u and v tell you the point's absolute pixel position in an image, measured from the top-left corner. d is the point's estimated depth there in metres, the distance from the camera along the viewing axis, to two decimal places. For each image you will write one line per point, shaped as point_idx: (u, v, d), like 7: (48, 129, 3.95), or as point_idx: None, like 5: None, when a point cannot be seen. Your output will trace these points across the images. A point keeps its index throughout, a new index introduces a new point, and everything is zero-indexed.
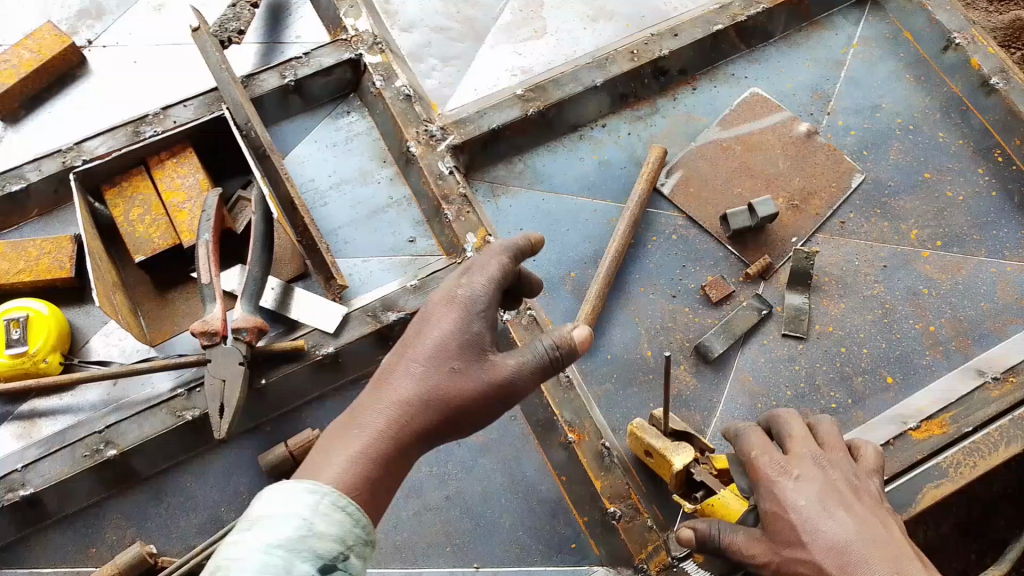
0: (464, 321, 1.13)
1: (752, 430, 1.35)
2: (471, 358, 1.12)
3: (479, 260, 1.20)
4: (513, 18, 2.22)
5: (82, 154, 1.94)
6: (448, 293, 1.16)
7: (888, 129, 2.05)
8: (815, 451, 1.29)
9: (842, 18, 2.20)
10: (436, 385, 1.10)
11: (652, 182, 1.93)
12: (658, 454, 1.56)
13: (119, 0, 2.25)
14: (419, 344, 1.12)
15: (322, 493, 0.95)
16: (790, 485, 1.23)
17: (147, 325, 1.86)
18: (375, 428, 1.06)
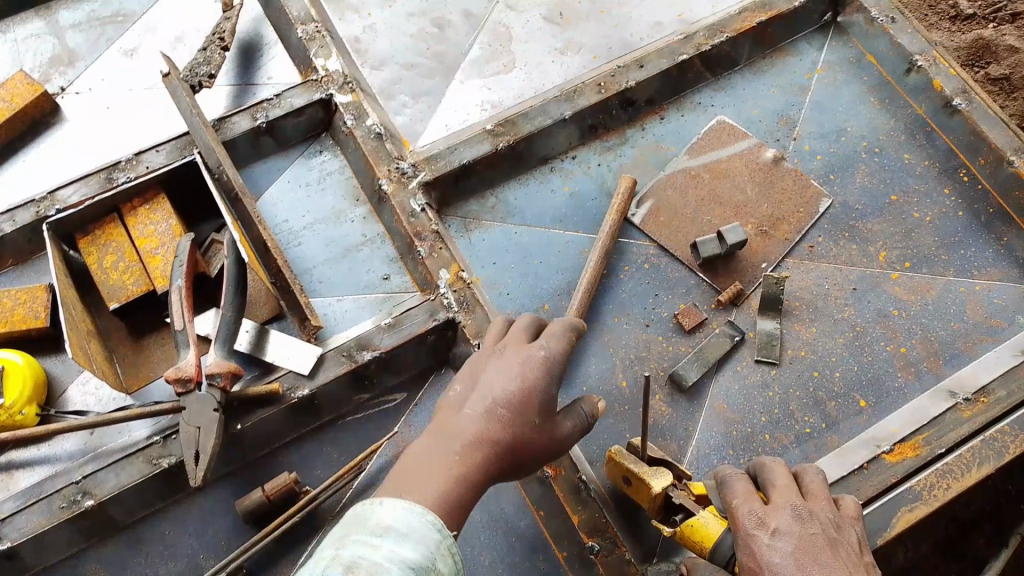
0: (545, 382, 1.29)
1: (738, 476, 1.37)
2: (543, 416, 1.29)
3: (555, 328, 1.37)
4: (482, 53, 2.25)
5: (56, 203, 1.92)
6: (532, 351, 1.31)
7: (854, 152, 2.08)
8: (795, 503, 1.27)
9: (806, 44, 2.23)
10: (519, 435, 1.25)
11: (622, 214, 1.95)
12: (637, 478, 1.54)
13: (91, 46, 2.27)
14: (510, 393, 1.26)
15: (444, 534, 1.10)
16: (765, 540, 1.23)
17: (122, 370, 1.87)
18: (459, 466, 1.20)
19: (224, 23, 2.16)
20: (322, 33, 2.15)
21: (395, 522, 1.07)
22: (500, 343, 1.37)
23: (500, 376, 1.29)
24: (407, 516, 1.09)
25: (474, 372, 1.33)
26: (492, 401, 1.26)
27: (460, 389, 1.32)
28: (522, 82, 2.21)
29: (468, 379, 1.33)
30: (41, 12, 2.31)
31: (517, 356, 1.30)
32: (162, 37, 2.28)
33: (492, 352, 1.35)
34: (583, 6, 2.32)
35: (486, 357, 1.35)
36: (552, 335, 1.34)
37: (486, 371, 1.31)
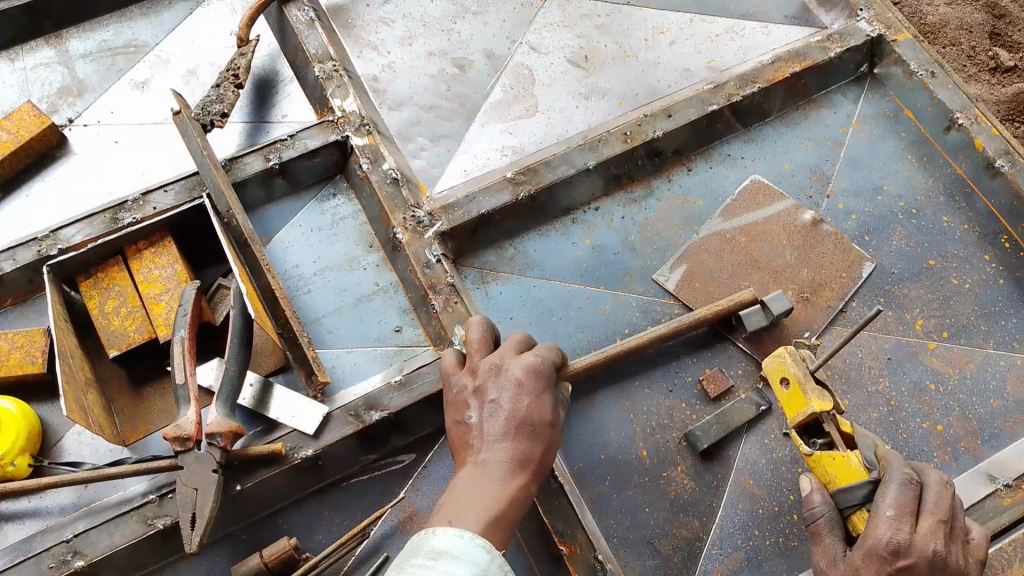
0: (543, 395, 1.43)
1: (904, 486, 1.33)
2: (549, 426, 1.43)
3: (541, 345, 1.52)
4: (504, 95, 2.18)
5: (58, 242, 1.88)
6: (530, 368, 1.44)
7: (891, 213, 1.99)
8: (937, 547, 1.30)
9: (840, 96, 2.14)
10: (540, 447, 1.40)
11: (717, 314, 1.78)
12: (797, 388, 1.48)
13: (101, 77, 2.21)
14: (527, 410, 1.40)
15: (493, 554, 1.20)
16: (889, 568, 1.29)
17: (121, 421, 1.78)
18: (505, 488, 1.33)
19: (239, 58, 2.10)
20: (339, 71, 2.10)
21: (449, 546, 1.18)
22: (497, 356, 1.47)
23: (510, 396, 1.41)
24: (459, 540, 1.19)
25: (483, 393, 1.43)
26: (514, 422, 1.39)
27: (476, 412, 1.42)
28: (544, 126, 2.13)
29: (479, 401, 1.42)
30: (50, 40, 2.25)
31: (519, 370, 1.42)
32: (174, 70, 2.21)
33: (491, 369, 1.44)
34: (608, 50, 2.24)
35: (486, 375, 1.44)
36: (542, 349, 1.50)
37: (495, 392, 1.42)
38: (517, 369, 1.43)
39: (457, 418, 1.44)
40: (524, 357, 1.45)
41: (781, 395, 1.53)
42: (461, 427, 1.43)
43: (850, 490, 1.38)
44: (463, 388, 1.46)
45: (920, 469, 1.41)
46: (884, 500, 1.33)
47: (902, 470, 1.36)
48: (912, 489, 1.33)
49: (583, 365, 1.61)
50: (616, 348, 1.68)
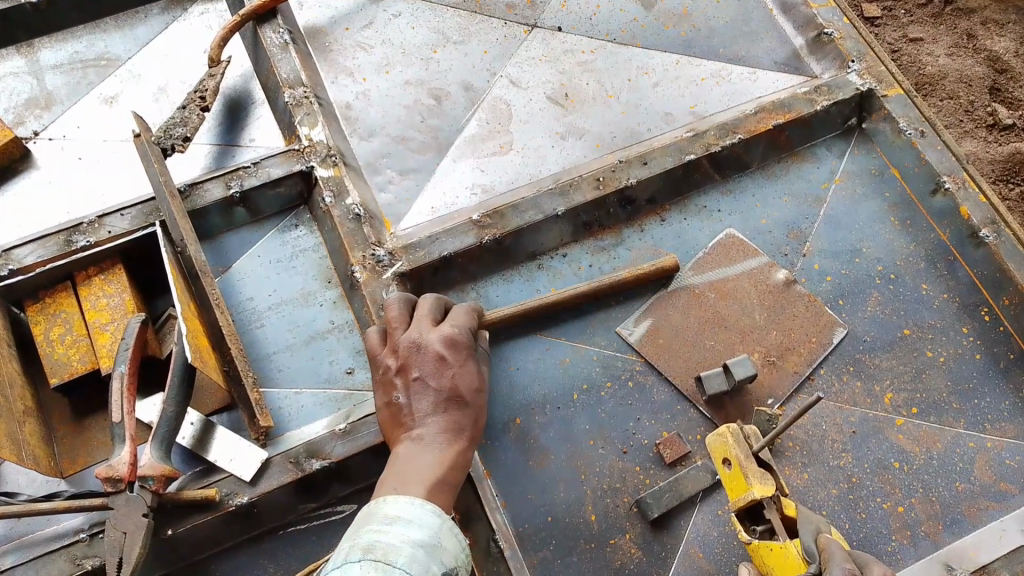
0: (464, 365, 1.61)
1: None
2: (474, 391, 1.60)
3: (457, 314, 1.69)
4: (479, 130, 2.12)
5: (9, 262, 1.84)
6: (450, 340, 1.61)
7: (868, 277, 1.92)
8: None
9: (826, 150, 2.07)
10: (468, 414, 1.57)
11: (637, 278, 1.86)
12: (738, 472, 1.42)
13: (70, 90, 2.17)
14: (451, 382, 1.57)
15: (443, 519, 1.30)
16: None
17: (60, 452, 1.74)
18: (444, 453, 1.50)
19: (207, 80, 2.04)
20: (310, 98, 2.04)
21: (401, 512, 1.26)
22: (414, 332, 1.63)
23: (433, 372, 1.56)
24: (410, 507, 1.29)
25: (408, 372, 1.58)
26: (441, 396, 1.56)
27: (402, 391, 1.57)
28: (517, 165, 2.07)
29: (404, 381, 1.57)
30: (21, 49, 2.21)
31: (437, 344, 1.58)
32: (144, 86, 2.16)
33: (411, 347, 1.60)
34: (589, 88, 2.18)
35: (407, 353, 1.59)
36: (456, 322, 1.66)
37: (417, 370, 1.57)
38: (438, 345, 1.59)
39: (388, 399, 1.59)
40: (439, 330, 1.61)
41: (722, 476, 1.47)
42: (391, 406, 1.58)
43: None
44: (388, 368, 1.61)
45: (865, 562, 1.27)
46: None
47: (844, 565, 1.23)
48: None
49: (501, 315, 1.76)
50: (534, 303, 1.80)
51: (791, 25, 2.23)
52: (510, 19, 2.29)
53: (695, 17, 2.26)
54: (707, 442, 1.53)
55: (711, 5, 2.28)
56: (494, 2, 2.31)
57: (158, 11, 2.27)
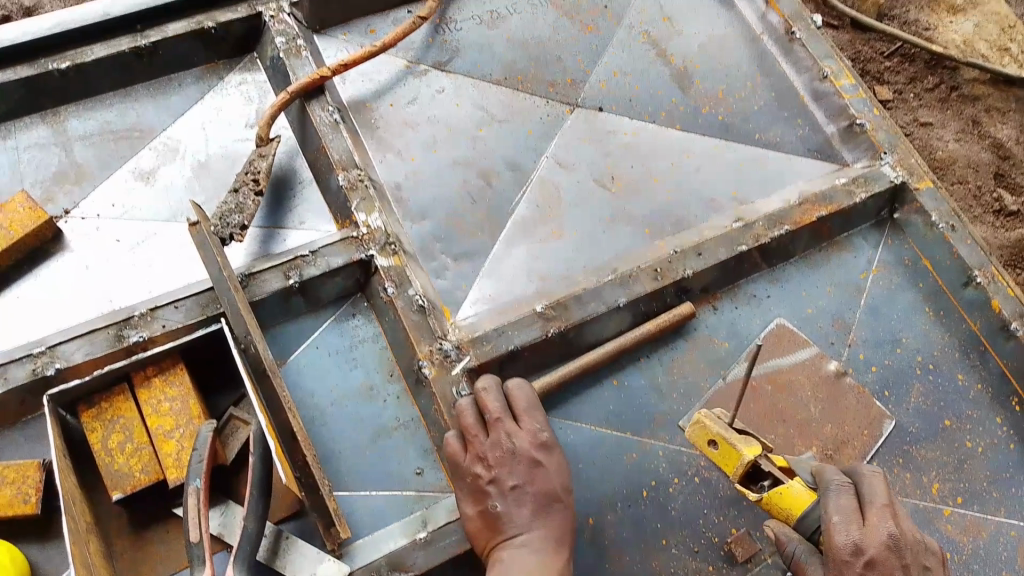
0: (552, 462, 1.73)
1: (843, 489, 1.59)
2: (561, 486, 1.73)
3: (525, 404, 1.76)
4: (529, 212, 2.12)
5: (56, 360, 1.75)
6: (536, 442, 1.72)
7: (909, 367, 2.03)
8: (890, 530, 1.56)
9: (862, 240, 2.18)
10: (563, 511, 1.71)
11: (659, 329, 1.96)
12: (728, 447, 1.57)
13: (101, 164, 2.05)
14: (546, 485, 1.70)
15: None
16: (860, 567, 1.52)
17: (121, 569, 1.67)
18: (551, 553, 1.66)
19: (257, 160, 1.99)
20: (365, 181, 2.00)
21: None
22: (501, 437, 1.71)
23: (528, 477, 1.70)
24: None
25: (502, 480, 1.68)
26: (537, 500, 1.69)
27: (499, 500, 1.67)
28: (571, 250, 2.08)
29: (500, 490, 1.67)
30: (48, 117, 2.08)
31: (530, 450, 1.70)
32: (182, 162, 2.08)
33: (505, 455, 1.69)
34: (634, 171, 2.22)
35: (500, 461, 1.69)
36: (535, 420, 1.75)
37: (513, 478, 1.69)
38: (528, 451, 1.70)
39: (480, 507, 1.67)
40: (526, 433, 1.73)
41: (712, 455, 1.62)
42: (486, 514, 1.67)
43: (807, 514, 1.60)
44: (478, 477, 1.68)
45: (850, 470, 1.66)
46: (830, 510, 1.56)
47: (834, 476, 1.61)
48: (847, 491, 1.59)
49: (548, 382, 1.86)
50: (569, 368, 1.88)
51: (823, 112, 2.34)
52: (552, 97, 2.29)
53: (731, 101, 2.34)
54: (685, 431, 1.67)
55: (746, 90, 2.36)
56: (537, 79, 2.30)
57: (193, 79, 2.18)
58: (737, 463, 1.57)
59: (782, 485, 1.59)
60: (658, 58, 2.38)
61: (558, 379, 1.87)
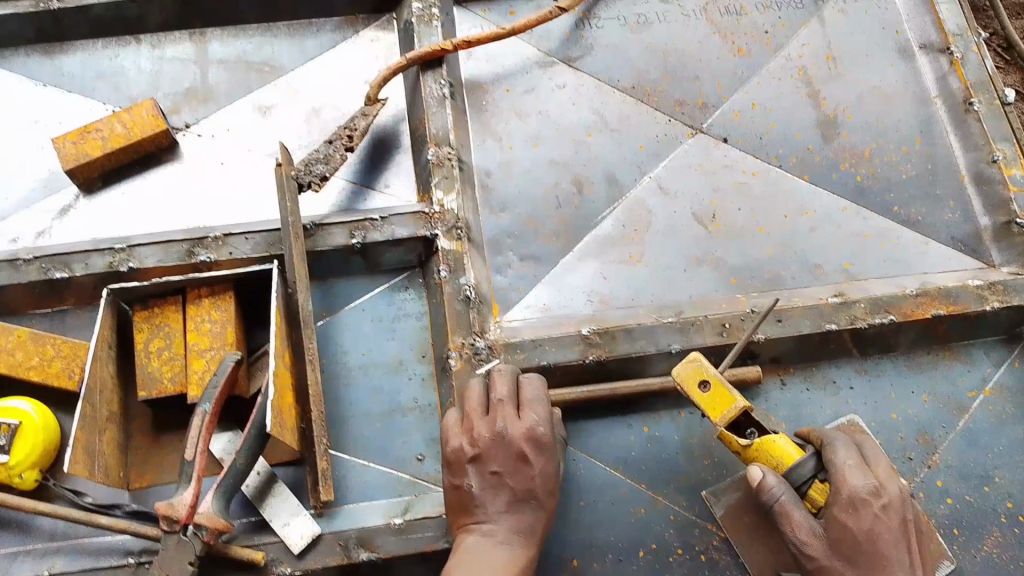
0: (544, 462, 1.63)
1: (849, 444, 1.52)
2: (544, 489, 1.64)
3: (534, 398, 1.67)
4: (613, 232, 2.02)
5: (131, 259, 1.88)
6: (530, 435, 1.62)
7: (989, 511, 1.75)
8: (899, 484, 1.50)
9: (981, 353, 1.90)
10: (539, 513, 1.63)
11: None
12: (724, 387, 1.49)
13: (229, 90, 2.19)
14: (528, 483, 1.62)
15: None
16: (877, 508, 1.44)
17: (132, 462, 1.80)
18: (511, 556, 1.58)
19: (359, 118, 2.04)
20: (452, 160, 1.97)
21: None
22: (498, 419, 1.64)
23: (510, 469, 1.62)
24: None
25: (483, 463, 1.62)
26: (516, 494, 1.62)
27: (476, 480, 1.62)
28: (642, 281, 1.96)
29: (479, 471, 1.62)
30: (194, 36, 2.24)
31: (520, 441, 1.61)
32: (299, 103, 2.17)
33: (493, 439, 1.62)
34: (740, 215, 2.03)
35: (487, 443, 1.62)
36: (536, 413, 1.65)
37: (494, 463, 1.62)
38: (519, 439, 1.62)
39: (456, 482, 1.63)
40: (523, 424, 1.63)
41: (699, 399, 1.51)
42: (460, 491, 1.62)
43: (802, 463, 1.48)
44: (461, 452, 1.63)
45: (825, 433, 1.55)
46: (838, 455, 1.48)
47: (832, 435, 1.55)
48: (852, 446, 1.53)
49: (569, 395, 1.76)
50: (576, 392, 1.77)
51: (981, 199, 2.04)
52: (677, 116, 2.15)
53: (876, 163, 2.08)
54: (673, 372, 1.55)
55: (897, 153, 2.09)
56: (665, 94, 2.17)
57: (332, 28, 2.27)
58: (728, 406, 1.48)
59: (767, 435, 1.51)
60: (806, 98, 2.15)
61: (561, 399, 1.76)
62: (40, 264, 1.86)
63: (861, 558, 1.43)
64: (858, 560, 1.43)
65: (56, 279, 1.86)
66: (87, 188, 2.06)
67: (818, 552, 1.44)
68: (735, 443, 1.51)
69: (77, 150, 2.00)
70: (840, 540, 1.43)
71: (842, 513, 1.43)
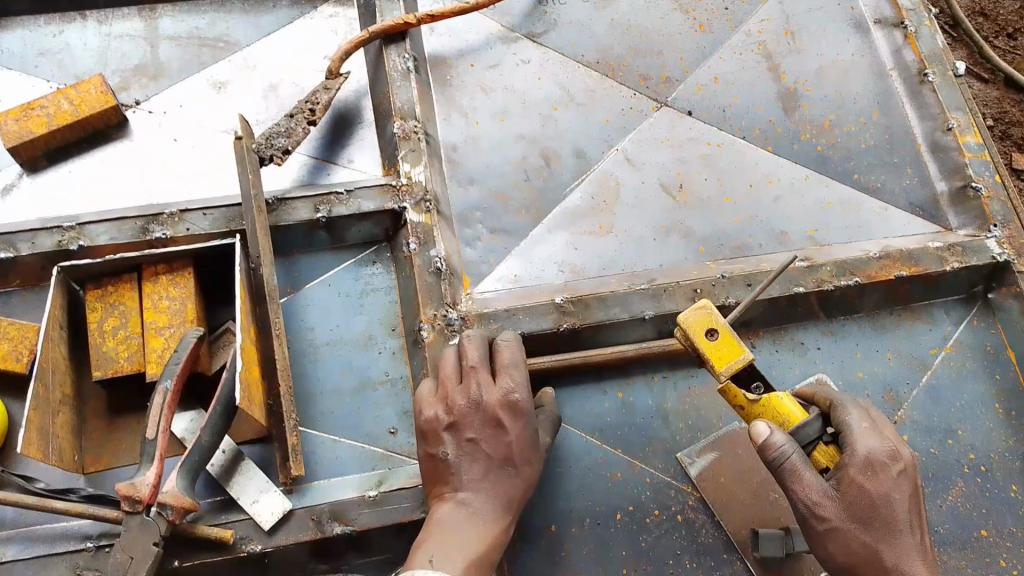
0: (519, 428, 1.56)
1: (859, 409, 1.51)
2: (523, 457, 1.56)
3: (506, 360, 1.60)
4: (581, 203, 2.01)
5: (81, 237, 1.77)
6: (505, 400, 1.56)
7: (957, 463, 1.78)
8: (910, 451, 1.52)
9: (942, 313, 1.94)
10: (517, 482, 1.56)
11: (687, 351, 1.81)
12: (733, 338, 1.41)
13: (181, 66, 2.11)
14: (504, 450, 1.55)
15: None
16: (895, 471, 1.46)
17: (86, 446, 1.71)
18: (484, 528, 1.50)
19: (320, 91, 1.98)
20: (419, 134, 1.92)
21: None
22: (473, 386, 1.57)
23: (487, 436, 1.55)
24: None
25: (459, 431, 1.56)
26: (492, 463, 1.55)
27: (452, 448, 1.55)
28: (613, 252, 1.96)
29: (456, 440, 1.55)
30: (142, 12, 2.16)
31: (495, 406, 1.55)
32: (255, 80, 2.11)
33: (469, 406, 1.56)
34: (706, 185, 2.05)
35: (464, 411, 1.56)
36: (511, 379, 1.58)
37: (471, 430, 1.55)
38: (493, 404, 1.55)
39: (430, 451, 1.56)
40: (497, 390, 1.57)
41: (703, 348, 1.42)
42: (435, 461, 1.56)
43: (808, 424, 1.44)
44: (435, 420, 1.56)
45: (831, 395, 1.55)
46: (852, 419, 1.48)
47: (840, 399, 1.53)
48: (861, 411, 1.52)
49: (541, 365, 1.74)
50: (549, 360, 1.74)
51: (937, 166, 2.10)
52: (641, 90, 2.16)
53: (836, 134, 2.12)
54: (680, 318, 1.46)
55: (856, 124, 2.14)
56: (629, 69, 2.17)
57: (288, 4, 2.22)
58: (736, 357, 1.40)
59: (773, 392, 1.45)
60: (767, 72, 2.19)
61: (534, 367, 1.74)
62: None
63: (874, 520, 1.44)
64: (873, 523, 1.44)
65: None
66: (32, 166, 1.96)
67: (831, 514, 1.44)
68: (740, 397, 1.45)
69: (20, 128, 1.89)
70: (858, 504, 1.43)
71: (862, 477, 1.43)
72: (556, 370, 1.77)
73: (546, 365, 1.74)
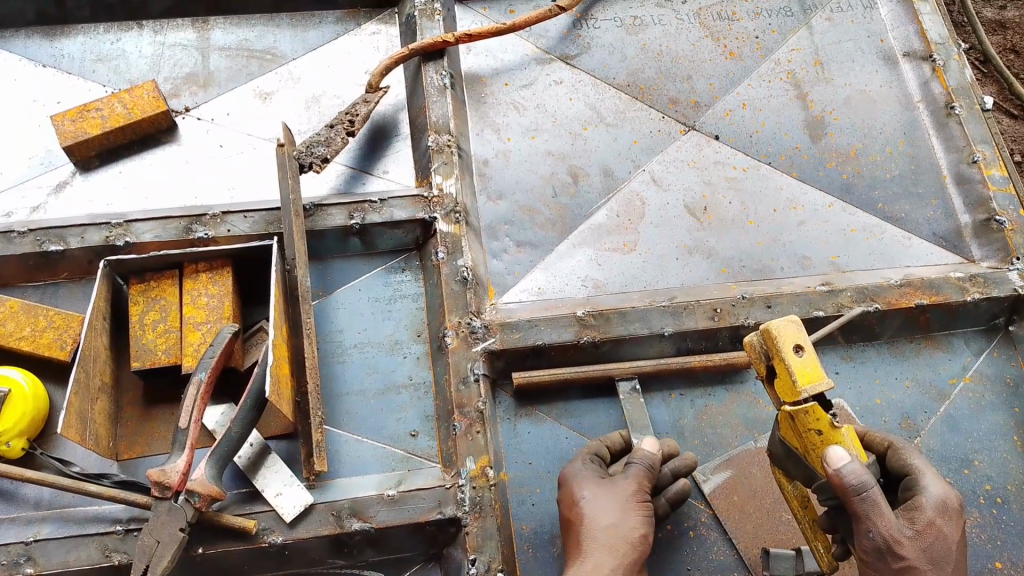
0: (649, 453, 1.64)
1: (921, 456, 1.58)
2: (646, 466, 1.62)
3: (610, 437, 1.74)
4: (607, 221, 2.06)
5: (127, 234, 1.86)
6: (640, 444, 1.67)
7: (973, 494, 1.79)
8: None
9: (962, 343, 1.96)
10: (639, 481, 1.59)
11: (705, 369, 1.85)
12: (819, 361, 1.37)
13: (229, 76, 2.21)
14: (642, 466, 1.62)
15: None
16: (960, 520, 1.48)
17: (121, 434, 1.78)
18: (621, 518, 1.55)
19: (361, 104, 2.07)
20: (451, 147, 2.00)
21: None
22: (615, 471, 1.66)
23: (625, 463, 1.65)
24: None
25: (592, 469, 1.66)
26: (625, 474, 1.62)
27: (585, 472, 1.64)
28: (636, 269, 2.00)
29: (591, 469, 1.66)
30: (196, 24, 2.28)
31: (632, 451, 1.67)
32: (300, 92, 2.20)
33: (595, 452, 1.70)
34: (731, 208, 2.09)
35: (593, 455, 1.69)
36: (582, 460, 1.67)
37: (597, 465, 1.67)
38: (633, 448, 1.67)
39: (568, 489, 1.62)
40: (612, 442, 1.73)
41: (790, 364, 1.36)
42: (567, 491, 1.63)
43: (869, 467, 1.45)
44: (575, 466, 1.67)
45: (887, 437, 1.62)
46: (917, 461, 1.55)
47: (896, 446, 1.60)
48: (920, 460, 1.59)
49: (559, 376, 1.80)
50: (569, 372, 1.81)
51: (961, 198, 2.12)
52: (670, 113, 2.21)
53: (861, 162, 2.16)
54: (767, 326, 1.38)
55: (882, 153, 2.17)
56: (659, 92, 2.23)
57: (333, 20, 2.32)
58: (819, 380, 1.36)
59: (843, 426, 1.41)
60: (795, 100, 2.23)
61: (551, 379, 1.81)
62: (36, 236, 1.86)
63: (944, 562, 1.43)
64: (944, 566, 1.43)
65: (51, 251, 1.85)
66: (84, 165, 2.06)
67: (908, 553, 1.39)
68: (821, 421, 1.38)
69: (75, 128, 2.00)
70: (935, 546, 1.41)
71: (939, 519, 1.44)
72: (575, 382, 1.82)
73: (566, 377, 1.81)
